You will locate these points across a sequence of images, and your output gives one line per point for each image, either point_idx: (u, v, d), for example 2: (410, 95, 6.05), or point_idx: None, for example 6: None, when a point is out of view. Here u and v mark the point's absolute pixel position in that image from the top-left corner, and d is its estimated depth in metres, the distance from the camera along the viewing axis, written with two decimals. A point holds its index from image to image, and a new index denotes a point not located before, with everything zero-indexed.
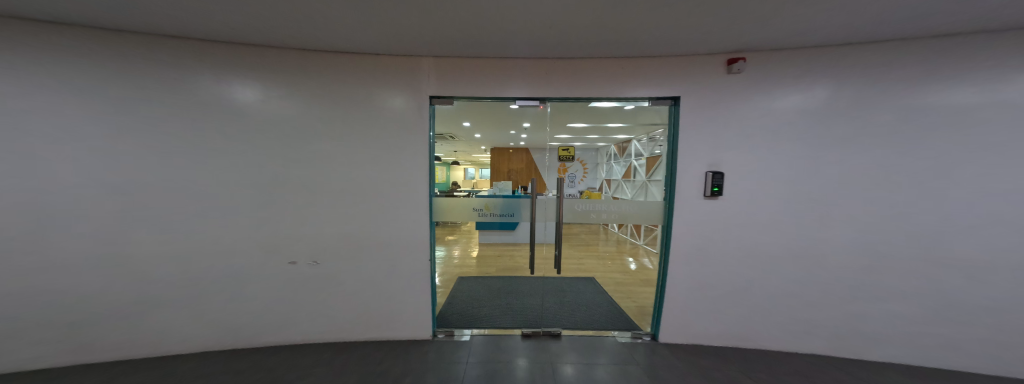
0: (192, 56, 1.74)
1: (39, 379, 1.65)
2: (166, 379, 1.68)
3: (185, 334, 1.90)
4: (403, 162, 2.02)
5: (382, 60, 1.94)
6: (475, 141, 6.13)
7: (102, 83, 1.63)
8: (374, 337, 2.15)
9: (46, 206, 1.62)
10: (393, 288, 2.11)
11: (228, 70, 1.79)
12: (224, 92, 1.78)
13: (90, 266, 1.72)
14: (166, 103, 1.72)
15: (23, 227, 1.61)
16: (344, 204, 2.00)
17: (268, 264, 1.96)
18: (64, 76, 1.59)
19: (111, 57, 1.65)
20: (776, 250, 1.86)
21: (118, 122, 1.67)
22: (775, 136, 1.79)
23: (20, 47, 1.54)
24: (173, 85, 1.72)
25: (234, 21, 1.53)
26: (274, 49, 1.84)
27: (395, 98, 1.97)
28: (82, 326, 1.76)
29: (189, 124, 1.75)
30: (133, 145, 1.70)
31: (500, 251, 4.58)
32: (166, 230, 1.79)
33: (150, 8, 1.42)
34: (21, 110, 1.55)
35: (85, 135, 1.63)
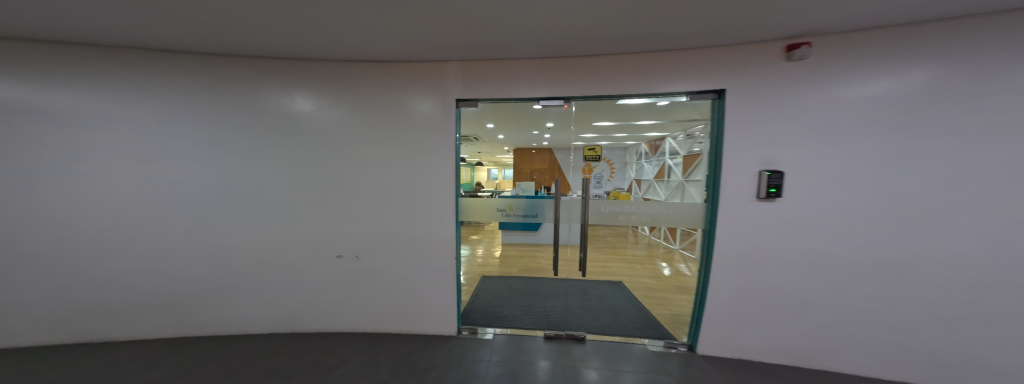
0: (253, 71, 1.96)
1: (133, 350, 1.96)
2: (229, 357, 1.91)
3: (244, 318, 2.14)
4: (430, 164, 2.09)
5: (413, 67, 2.04)
6: (498, 142, 6.17)
7: (183, 97, 1.90)
8: (405, 330, 2.26)
9: (140, 203, 1.92)
10: (422, 284, 2.21)
11: (281, 82, 1.99)
12: (277, 102, 1.99)
13: (172, 255, 2.01)
14: (233, 113, 1.95)
15: (123, 221, 1.92)
16: (380, 203, 2.12)
17: (316, 257, 2.15)
18: (154, 93, 1.87)
19: (189, 74, 1.90)
20: (830, 257, 1.68)
21: (194, 131, 1.93)
22: (827, 132, 1.62)
23: (122, 70, 1.84)
24: (238, 97, 1.95)
25: (286, 38, 1.70)
26: (319, 62, 2.01)
27: (424, 102, 2.05)
28: (165, 306, 2.06)
29: (248, 132, 1.97)
30: (204, 151, 1.95)
31: (524, 251, 4.59)
32: (230, 225, 2.04)
33: (221, 31, 1.63)
34: (123, 122, 1.85)
35: (169, 143, 1.91)
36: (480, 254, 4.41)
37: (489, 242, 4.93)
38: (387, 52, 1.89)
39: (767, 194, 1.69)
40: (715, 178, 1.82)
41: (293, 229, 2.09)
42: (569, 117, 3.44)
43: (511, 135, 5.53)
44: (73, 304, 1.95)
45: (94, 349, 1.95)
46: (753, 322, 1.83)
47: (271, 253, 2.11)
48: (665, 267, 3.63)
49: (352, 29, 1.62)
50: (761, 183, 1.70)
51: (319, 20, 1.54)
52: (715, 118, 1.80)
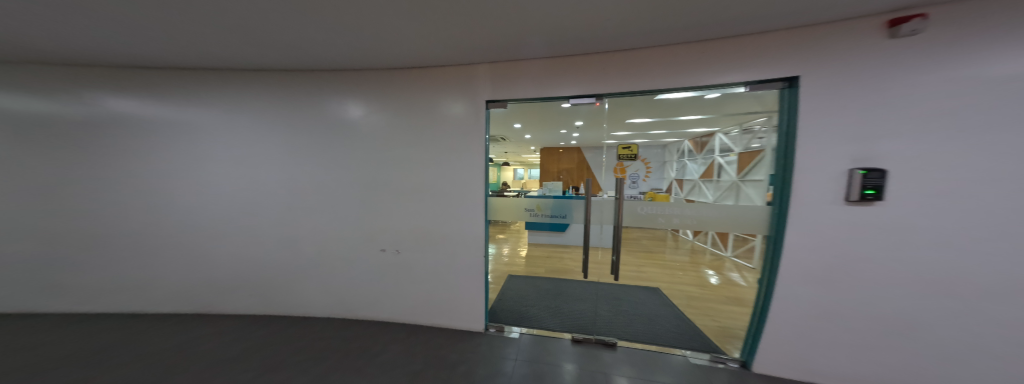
0: (307, 81, 2.20)
1: (211, 323, 2.29)
2: (284, 336, 2.14)
3: (297, 301, 2.41)
4: (459, 165, 2.15)
5: (445, 70, 2.11)
6: (525, 141, 6.18)
7: (250, 108, 2.19)
8: (436, 323, 2.36)
9: (218, 199, 2.26)
10: (453, 280, 2.28)
11: (329, 91, 2.19)
12: (327, 108, 2.20)
13: (241, 243, 2.33)
14: (290, 120, 2.21)
15: (207, 213, 2.28)
16: (416, 202, 2.23)
17: (360, 249, 2.32)
18: (229, 105, 2.19)
19: (254, 86, 2.18)
20: (902, 268, 1.47)
21: (259, 137, 2.22)
22: (906, 125, 1.41)
23: (207, 87, 2.18)
24: (295, 105, 2.20)
25: (337, 50, 1.86)
26: (363, 70, 2.18)
27: (455, 104, 2.11)
28: (235, 288, 2.38)
29: (303, 136, 2.22)
30: (267, 154, 2.23)
31: (551, 252, 4.54)
32: (288, 219, 2.30)
33: (279, 47, 1.84)
34: (208, 131, 2.21)
35: (240, 147, 2.22)
36: (507, 254, 4.43)
37: (516, 242, 4.94)
38: (424, 59, 1.99)
39: (860, 197, 1.47)
40: (785, 179, 1.64)
41: (340, 223, 2.30)
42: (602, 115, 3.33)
43: (541, 135, 5.50)
44: (168, 282, 2.35)
45: (184, 320, 2.31)
46: (812, 340, 1.64)
47: (322, 245, 2.33)
48: (712, 275, 3.34)
49: (394, 39, 1.73)
50: (854, 183, 1.48)
51: (366, 32, 1.66)
52: (786, 107, 1.63)
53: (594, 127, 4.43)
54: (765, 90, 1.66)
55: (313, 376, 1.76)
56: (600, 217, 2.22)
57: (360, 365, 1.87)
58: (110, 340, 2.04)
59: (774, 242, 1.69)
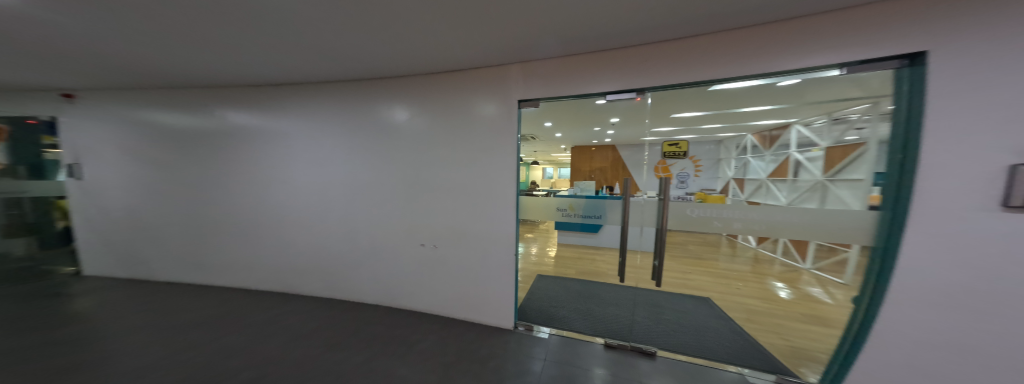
0: (359, 91, 2.47)
1: (278, 303, 2.66)
2: (336, 319, 2.41)
3: (349, 287, 2.72)
4: (492, 166, 2.21)
5: (478, 72, 2.18)
6: (555, 141, 6.15)
7: (318, 117, 2.56)
8: (467, 317, 2.46)
9: (294, 194, 2.69)
10: (484, 276, 2.36)
11: (376, 98, 2.43)
12: (376, 114, 2.44)
13: (308, 233, 2.72)
14: (348, 127, 2.52)
15: (285, 206, 2.72)
16: (453, 200, 2.35)
17: (402, 243, 2.52)
18: (301, 115, 2.60)
19: (321, 98, 2.54)
20: (1020, 288, 1.21)
21: (324, 142, 2.58)
22: (1021, 112, 1.17)
23: (287, 99, 2.61)
24: (351, 113, 2.50)
25: (385, 60, 2.04)
26: (407, 77, 2.37)
27: (488, 105, 2.18)
28: (303, 272, 2.79)
29: (359, 142, 2.51)
30: (331, 157, 2.58)
31: (582, 254, 4.47)
32: (345, 213, 2.61)
33: (335, 61, 2.08)
34: (287, 136, 2.64)
35: (308, 151, 2.61)
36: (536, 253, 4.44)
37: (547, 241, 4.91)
38: (463, 63, 2.08)
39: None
40: (904, 186, 1.38)
41: (386, 218, 2.53)
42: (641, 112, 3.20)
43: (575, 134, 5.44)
44: (256, 261, 2.88)
45: (263, 299, 2.72)
46: (884, 363, 1.44)
47: (372, 238, 2.58)
48: (782, 288, 3.01)
49: (436, 46, 1.84)
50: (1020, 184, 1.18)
51: (410, 42, 1.79)
52: (907, 91, 1.38)
53: (632, 124, 4.25)
54: (877, 69, 1.42)
55: (361, 357, 1.95)
56: (641, 218, 2.18)
57: (401, 351, 2.03)
58: (208, 311, 2.49)
59: (884, 256, 1.44)
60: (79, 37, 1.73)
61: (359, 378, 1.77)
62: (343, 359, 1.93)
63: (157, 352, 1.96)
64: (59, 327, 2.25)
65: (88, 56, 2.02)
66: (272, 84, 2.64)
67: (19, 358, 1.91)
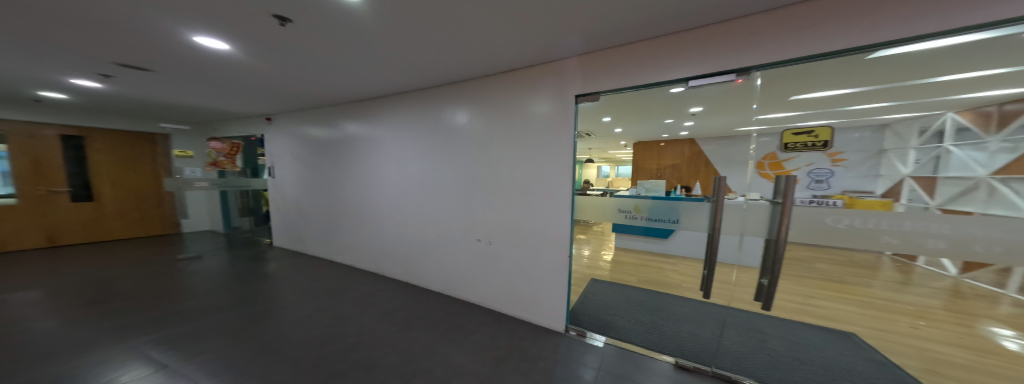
0: (429, 98, 2.78)
1: (365, 281, 3.17)
2: (407, 301, 2.75)
3: (419, 273, 3.08)
4: (549, 168, 2.21)
5: (537, 69, 2.22)
6: (615, 136, 5.81)
7: (399, 123, 2.97)
8: (518, 314, 2.54)
9: (381, 189, 3.18)
10: (536, 276, 2.38)
11: (443, 104, 2.70)
12: (442, 119, 2.71)
13: (391, 223, 3.18)
14: (419, 132, 2.85)
15: (377, 198, 3.24)
16: (511, 200, 2.42)
17: (462, 236, 2.72)
18: (387, 122, 3.06)
19: (403, 106, 2.94)
20: None
21: (402, 145, 2.98)
22: None
23: (380, 108, 3.11)
24: (422, 119, 2.83)
25: (452, 65, 2.24)
26: (470, 80, 2.55)
27: (542, 104, 2.20)
28: (386, 256, 3.29)
29: (428, 145, 2.81)
30: (407, 159, 2.96)
31: (645, 261, 4.13)
32: (418, 208, 2.96)
33: (410, 71, 2.38)
34: (377, 140, 3.15)
35: (390, 153, 3.07)
36: (591, 255, 4.27)
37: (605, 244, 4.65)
38: (520, 60, 2.13)
39: None
40: None
41: (447, 214, 2.77)
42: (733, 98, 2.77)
43: (643, 128, 5.05)
44: (355, 244, 3.53)
45: (357, 277, 3.27)
46: None
47: (438, 230, 2.86)
48: (1010, 337, 2.10)
49: (497, 48, 1.94)
50: None
51: (473, 47, 1.94)
52: None
53: (718, 113, 3.72)
54: None
55: (423, 339, 2.19)
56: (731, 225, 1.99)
57: (458, 339, 2.20)
58: (320, 281, 3.13)
59: None
60: (255, 72, 2.43)
61: (423, 357, 1.99)
62: (411, 338, 2.19)
63: (288, 308, 2.56)
64: (240, 280, 3.15)
65: (258, 86, 2.79)
66: (367, 98, 3.17)
67: (223, 296, 2.74)
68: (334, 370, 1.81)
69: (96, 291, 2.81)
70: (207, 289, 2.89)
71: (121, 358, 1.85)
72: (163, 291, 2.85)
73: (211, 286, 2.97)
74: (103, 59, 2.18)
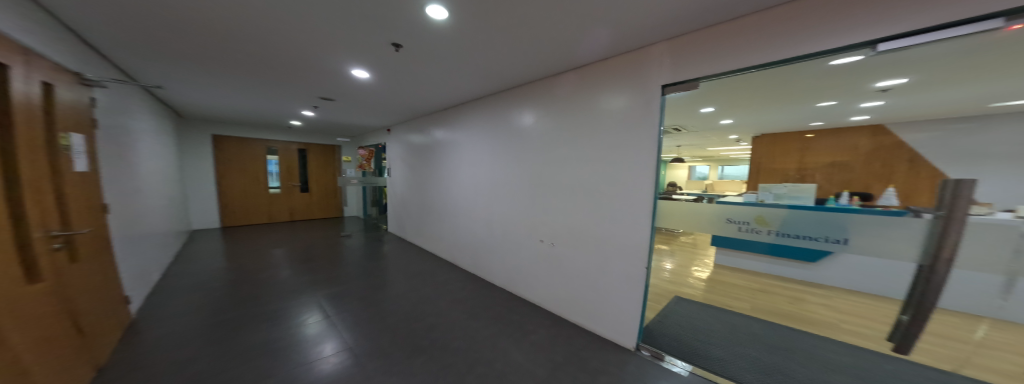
0: (501, 102, 2.96)
1: (445, 270, 3.62)
2: (479, 293, 3.02)
3: (489, 268, 3.31)
4: (624, 174, 2.06)
5: (615, 61, 2.09)
6: (718, 130, 4.87)
7: (476, 129, 3.26)
8: (582, 322, 2.46)
9: (461, 186, 3.56)
10: (604, 283, 2.26)
11: (514, 108, 2.83)
12: (513, 122, 2.84)
13: (467, 218, 3.52)
14: (492, 136, 3.07)
15: (457, 196, 3.63)
16: (579, 206, 2.36)
17: (528, 235, 2.80)
18: (466, 128, 3.42)
19: (479, 111, 3.21)
20: None
21: (477, 148, 3.27)
22: None
23: (462, 115, 3.47)
24: (495, 123, 3.03)
25: (531, 68, 2.35)
26: (541, 81, 2.60)
27: (618, 98, 2.08)
28: (462, 249, 3.66)
29: (500, 149, 3.00)
30: (482, 162, 3.22)
31: (760, 287, 3.34)
32: (489, 206, 3.19)
33: (489, 77, 2.59)
34: (458, 143, 3.55)
35: (466, 156, 3.43)
36: (675, 270, 3.75)
37: (700, 262, 4.09)
38: (594, 54, 2.06)
39: None
40: None
41: (516, 213, 2.89)
42: (981, 55, 1.84)
43: (769, 117, 4.04)
44: (439, 235, 4.07)
45: (439, 265, 3.75)
46: None
47: (505, 229, 3.03)
48: None
49: (572, 46, 1.94)
50: None
51: (549, 49, 1.99)
52: None
53: (933, 87, 2.57)
54: None
55: (487, 331, 2.38)
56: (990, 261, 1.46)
57: (518, 337, 2.30)
58: (412, 265, 3.75)
59: None
60: (387, 93, 3.12)
61: (485, 348, 2.16)
62: (476, 328, 2.41)
63: (390, 283, 3.18)
64: (362, 256, 4.06)
65: (382, 104, 3.55)
66: (453, 107, 3.60)
67: (353, 267, 3.62)
68: (415, 344, 2.17)
69: (294, 252, 4.17)
70: (349, 260, 3.86)
71: (301, 303, 2.69)
72: (326, 257, 3.98)
73: (350, 258, 3.96)
74: (308, 95, 3.23)
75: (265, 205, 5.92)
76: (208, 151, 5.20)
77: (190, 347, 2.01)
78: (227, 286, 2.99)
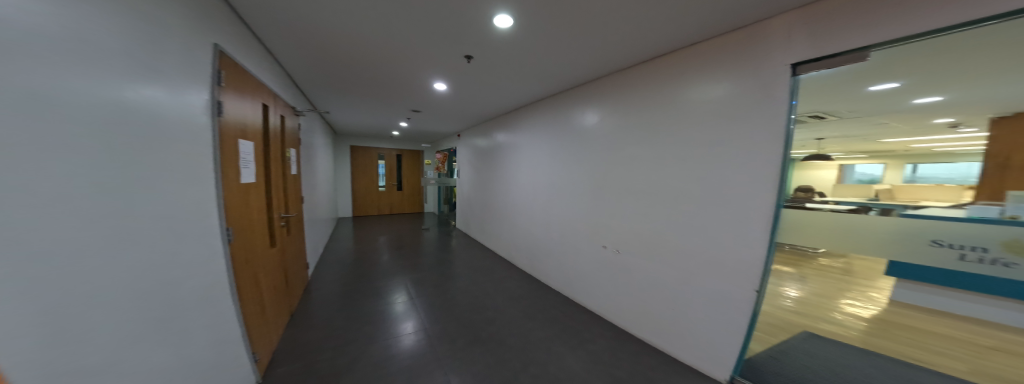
0: (564, 101, 2.86)
1: (507, 267, 3.77)
2: (536, 294, 3.01)
3: (547, 271, 3.25)
4: (721, 176, 1.68)
5: (714, 43, 1.72)
6: (883, 114, 3.40)
7: (538, 130, 3.24)
8: (655, 342, 2.14)
9: (520, 187, 3.62)
10: (686, 302, 1.90)
11: (579, 107, 2.68)
12: (577, 122, 2.70)
13: (526, 220, 3.55)
14: (554, 138, 2.99)
15: (518, 197, 3.70)
16: (655, 211, 2.05)
17: (591, 242, 2.61)
18: (527, 130, 3.44)
19: (541, 113, 3.18)
20: None
21: (538, 148, 3.26)
22: None
23: (523, 118, 3.52)
24: (557, 123, 2.95)
25: (599, 64, 2.18)
26: (609, 77, 2.38)
27: (716, 87, 1.70)
28: (521, 250, 3.72)
29: (561, 150, 2.89)
30: (543, 162, 3.17)
31: (989, 344, 2.14)
32: (549, 209, 3.13)
33: (560, 78, 2.54)
34: (519, 145, 3.61)
35: (527, 156, 3.45)
36: (804, 299, 2.80)
37: (859, 295, 2.91)
38: (689, 38, 1.74)
39: None
40: None
41: (578, 217, 2.73)
42: None
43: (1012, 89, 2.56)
44: (499, 234, 4.26)
45: (497, 263, 3.94)
46: None
47: (564, 233, 2.93)
48: None
49: (657, 33, 1.70)
50: None
51: (636, 40, 1.79)
52: None
53: None
54: None
55: (542, 332, 2.36)
56: None
57: (574, 344, 2.19)
58: (478, 260, 4.06)
59: None
60: (460, 102, 3.47)
61: (539, 349, 2.15)
62: (531, 328, 2.42)
63: (462, 274, 3.53)
64: (439, 248, 4.64)
65: (458, 112, 3.97)
66: (516, 110, 3.68)
67: (430, 257, 4.19)
68: (475, 335, 2.33)
69: (393, 240, 5.11)
70: (428, 251, 4.49)
71: (394, 283, 3.29)
72: (411, 246, 4.71)
73: (427, 248, 4.59)
74: (403, 108, 3.90)
75: (374, 200, 7.43)
76: (343, 157, 6.87)
77: (332, 307, 2.73)
78: (349, 264, 3.90)
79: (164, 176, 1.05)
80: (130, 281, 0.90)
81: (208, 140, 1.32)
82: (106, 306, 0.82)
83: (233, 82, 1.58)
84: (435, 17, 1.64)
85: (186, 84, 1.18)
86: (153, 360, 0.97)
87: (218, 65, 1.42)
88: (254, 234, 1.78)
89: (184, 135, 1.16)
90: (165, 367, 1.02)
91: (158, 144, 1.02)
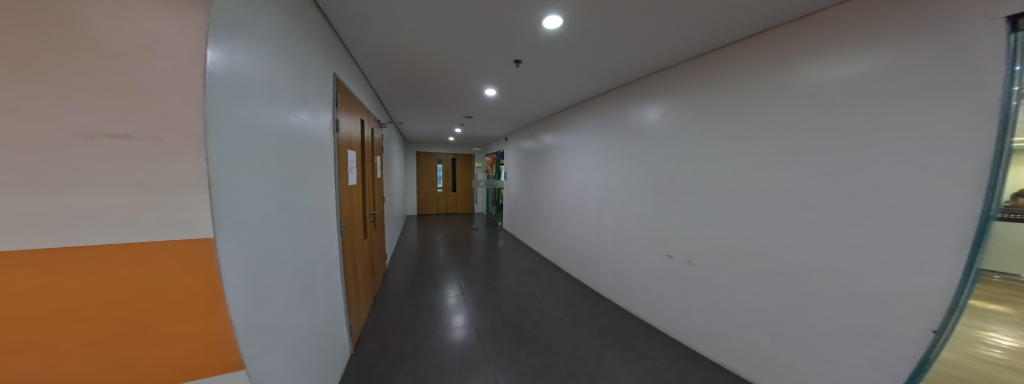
0: (621, 97, 2.64)
1: (558, 270, 3.66)
2: (586, 301, 2.86)
3: (598, 278, 3.05)
4: (854, 175, 1.31)
5: (844, 9, 1.35)
6: None
7: (591, 129, 3.05)
8: (743, 371, 1.78)
9: (570, 189, 3.49)
10: (794, 328, 1.54)
11: (638, 102, 2.44)
12: (637, 117, 2.45)
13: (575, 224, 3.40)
14: (609, 137, 2.78)
15: (567, 199, 3.56)
16: (744, 218, 1.72)
17: (653, 249, 2.34)
18: (578, 130, 3.29)
19: (593, 112, 3.02)
20: None
21: (590, 146, 3.08)
22: None
23: (574, 117, 3.39)
24: (613, 119, 2.73)
25: (666, 53, 1.94)
26: (677, 67, 2.11)
27: (855, 62, 1.32)
28: (569, 254, 3.58)
29: (617, 148, 2.67)
30: (597, 161, 2.97)
31: None
32: (602, 212, 2.92)
33: (624, 73, 2.35)
34: (568, 146, 3.49)
35: (578, 155, 3.30)
36: None
37: None
38: (803, 7, 1.40)
39: None
40: None
41: (639, 222, 2.46)
42: None
43: None
44: (546, 237, 4.19)
45: (545, 265, 3.87)
46: None
47: (619, 239, 2.69)
48: None
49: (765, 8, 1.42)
50: None
51: (728, 18, 1.52)
52: None
53: None
54: None
55: (593, 341, 2.21)
56: None
57: (629, 359, 1.99)
58: (528, 261, 4.06)
59: None
60: (510, 105, 3.53)
61: (590, 358, 2.01)
62: (580, 336, 2.28)
63: (515, 275, 3.56)
64: (489, 247, 4.80)
65: (512, 116, 4.05)
66: (566, 110, 3.56)
67: (480, 255, 4.37)
68: (522, 336, 2.31)
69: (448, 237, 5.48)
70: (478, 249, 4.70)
71: (448, 278, 3.52)
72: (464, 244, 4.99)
73: (477, 247, 4.79)
74: (457, 115, 4.15)
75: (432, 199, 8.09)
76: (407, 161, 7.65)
77: (401, 296, 3.05)
78: (416, 258, 4.33)
79: (310, 180, 1.32)
80: (294, 262, 1.16)
81: (331, 151, 1.62)
82: (282, 281, 1.06)
83: (345, 103, 1.90)
84: (490, 27, 1.67)
85: (321, 107, 1.47)
86: (299, 323, 1.21)
87: (336, 89, 1.72)
88: (355, 228, 2.11)
89: (320, 147, 1.44)
90: (305, 329, 1.27)
91: (306, 154, 1.28)
